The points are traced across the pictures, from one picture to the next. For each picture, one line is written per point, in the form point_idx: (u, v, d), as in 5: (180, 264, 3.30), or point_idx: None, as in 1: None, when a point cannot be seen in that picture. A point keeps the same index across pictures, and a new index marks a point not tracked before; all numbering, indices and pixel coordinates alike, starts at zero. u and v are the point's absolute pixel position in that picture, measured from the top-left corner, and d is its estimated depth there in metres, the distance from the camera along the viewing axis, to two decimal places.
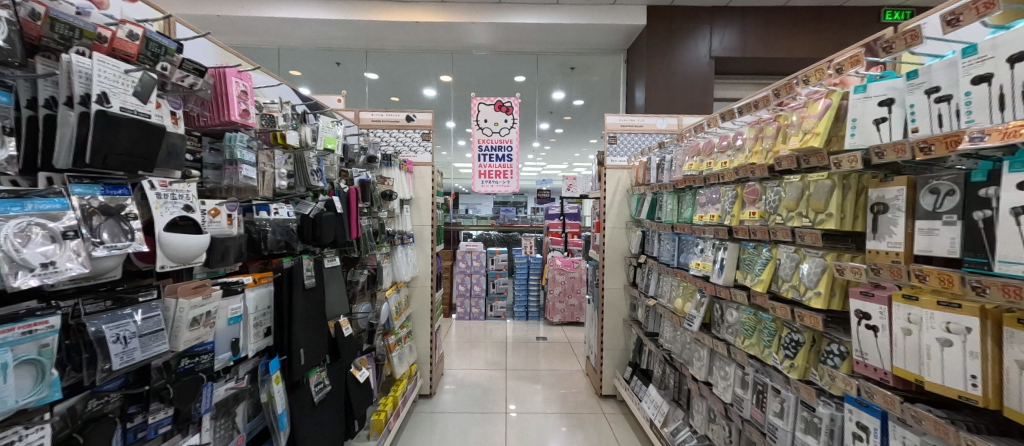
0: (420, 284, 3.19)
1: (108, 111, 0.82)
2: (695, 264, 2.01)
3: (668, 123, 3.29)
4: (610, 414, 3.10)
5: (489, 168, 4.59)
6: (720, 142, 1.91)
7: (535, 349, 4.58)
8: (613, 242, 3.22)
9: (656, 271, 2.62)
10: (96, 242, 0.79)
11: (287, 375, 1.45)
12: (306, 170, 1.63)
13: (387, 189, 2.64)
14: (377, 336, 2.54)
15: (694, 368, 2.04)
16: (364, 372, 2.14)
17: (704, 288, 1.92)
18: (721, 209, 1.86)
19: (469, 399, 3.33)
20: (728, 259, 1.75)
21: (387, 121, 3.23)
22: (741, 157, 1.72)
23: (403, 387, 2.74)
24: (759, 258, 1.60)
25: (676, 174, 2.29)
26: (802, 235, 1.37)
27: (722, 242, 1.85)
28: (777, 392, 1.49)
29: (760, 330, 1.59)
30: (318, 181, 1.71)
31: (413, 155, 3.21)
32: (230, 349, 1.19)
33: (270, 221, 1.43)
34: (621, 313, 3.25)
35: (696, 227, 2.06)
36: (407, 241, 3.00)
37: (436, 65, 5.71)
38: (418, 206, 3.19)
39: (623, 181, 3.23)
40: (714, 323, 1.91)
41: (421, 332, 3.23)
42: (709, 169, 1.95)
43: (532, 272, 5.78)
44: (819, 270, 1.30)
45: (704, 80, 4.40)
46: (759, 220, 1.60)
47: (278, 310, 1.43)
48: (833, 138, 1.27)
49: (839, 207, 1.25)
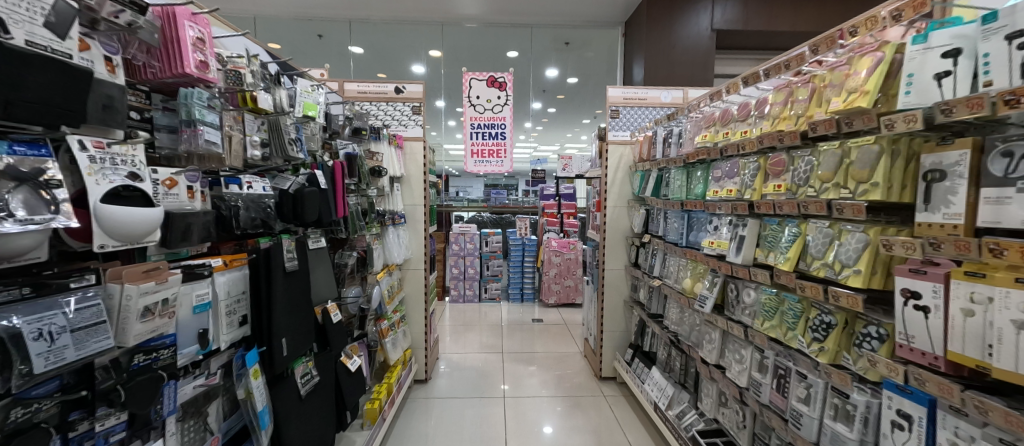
0: (412, 267, 3.05)
1: (8, 43, 0.64)
2: (709, 243, 1.88)
3: (673, 96, 3.11)
4: (610, 396, 3.03)
5: (482, 146, 4.42)
6: (739, 111, 1.75)
7: (532, 331, 4.50)
8: (614, 221, 3.09)
9: (662, 251, 2.49)
10: (4, 215, 0.63)
11: (268, 369, 1.28)
12: (283, 138, 1.45)
13: (376, 164, 2.41)
14: (369, 321, 2.40)
15: (703, 351, 1.95)
16: (356, 361, 1.98)
17: (718, 268, 1.81)
18: (741, 182, 1.70)
19: (465, 383, 3.24)
20: (749, 236, 1.62)
21: (375, 93, 3.00)
22: (767, 126, 1.54)
23: (397, 373, 2.64)
24: (785, 235, 1.46)
25: (687, 148, 2.16)
26: (840, 208, 1.21)
27: (740, 218, 1.71)
28: (802, 377, 1.37)
29: (784, 311, 1.46)
30: (297, 152, 1.53)
31: (403, 130, 3.01)
32: (197, 342, 1.04)
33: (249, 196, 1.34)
34: (623, 295, 3.15)
35: (709, 203, 1.91)
36: (399, 222, 2.83)
37: (425, 37, 5.47)
38: (409, 184, 3.02)
39: (625, 157, 3.08)
40: (728, 304, 1.80)
41: (415, 317, 3.11)
42: (725, 139, 1.80)
43: (526, 253, 5.66)
44: (860, 246, 1.15)
45: (704, 56, 4.22)
46: (785, 193, 1.45)
47: (253, 296, 1.26)
48: (884, 97, 1.12)
49: (886, 175, 1.10)
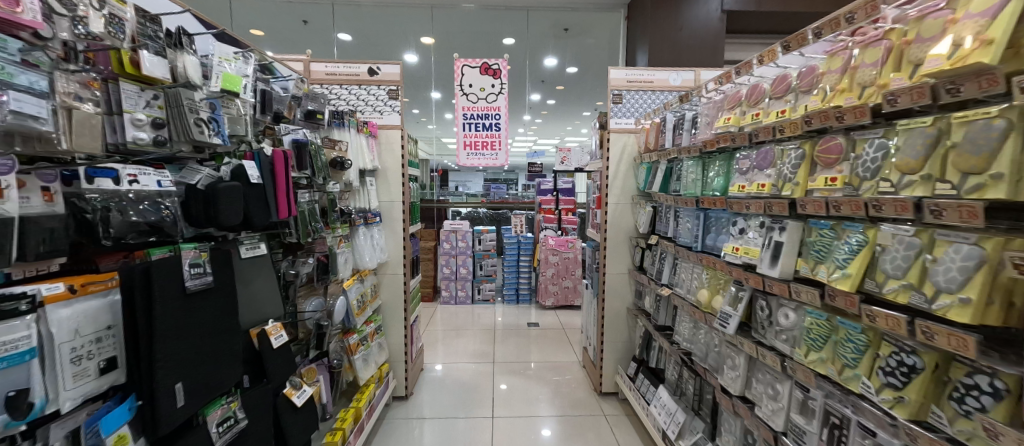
0: (390, 271, 2.72)
1: None
2: (732, 249, 1.54)
3: (683, 79, 2.75)
4: (612, 415, 2.71)
5: (473, 138, 4.07)
6: (774, 86, 1.40)
7: (527, 337, 4.18)
8: (617, 220, 2.75)
9: (672, 255, 2.16)
10: None
11: (149, 429, 0.96)
12: (186, 117, 1.10)
13: (339, 155, 2.03)
14: (333, 338, 2.07)
15: (724, 379, 1.62)
16: (307, 391, 1.63)
17: (745, 280, 1.47)
18: (777, 174, 1.35)
19: (450, 400, 2.92)
20: (788, 243, 1.28)
21: (346, 75, 2.64)
22: (816, 102, 1.19)
23: (369, 393, 2.32)
24: (841, 243, 1.11)
25: (704, 134, 1.82)
26: (935, 211, 0.87)
27: (775, 220, 1.36)
28: (866, 432, 1.04)
29: (839, 342, 1.13)
30: (212, 136, 1.18)
31: (378, 117, 2.66)
32: (7, 412, 0.71)
33: (134, 194, 1.01)
34: (626, 302, 2.83)
35: (733, 200, 1.57)
36: (372, 221, 2.50)
37: (414, 22, 5.13)
38: (385, 178, 2.68)
39: (629, 148, 2.73)
40: (757, 324, 1.46)
41: (394, 327, 2.78)
42: (756, 121, 1.45)
43: (522, 252, 5.33)
44: (971, 264, 0.81)
45: (713, 39, 3.84)
46: (842, 189, 1.11)
47: (128, 333, 0.94)
48: (1012, 50, 0.77)
49: (1015, 164, 0.76)
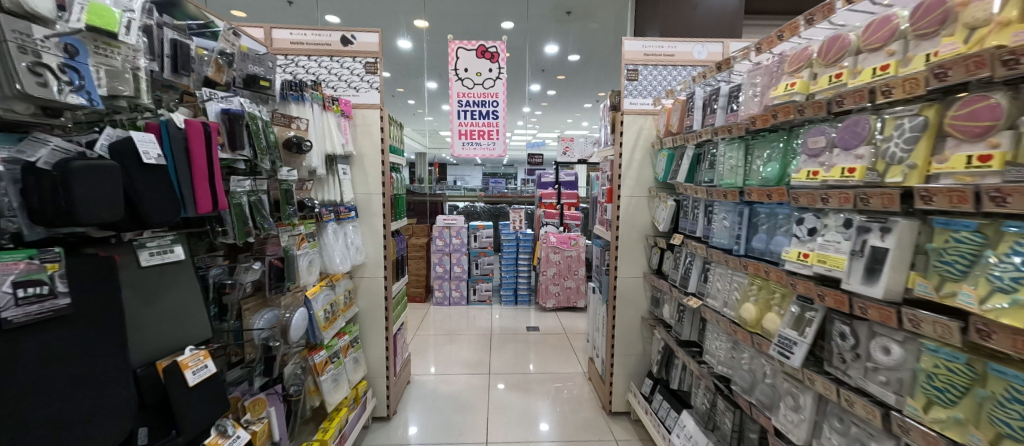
0: (368, 275, 2.36)
1: None
2: (797, 254, 1.18)
3: (708, 52, 2.36)
4: (623, 440, 2.35)
5: (467, 125, 3.68)
6: (867, 34, 1.02)
7: (525, 343, 3.82)
8: (630, 215, 2.38)
9: (701, 257, 1.79)
10: None
11: None
12: (11, 61, 0.73)
13: (296, 135, 1.65)
14: (290, 358, 1.69)
15: (780, 421, 1.25)
16: (241, 437, 1.25)
17: (817, 296, 1.10)
18: (874, 154, 0.98)
19: (438, 419, 2.56)
20: (897, 250, 0.91)
21: (315, 45, 2.25)
22: (953, 45, 0.82)
23: (339, 420, 1.95)
24: (1001, 253, 0.74)
25: (752, 110, 1.45)
26: None
27: (872, 217, 0.99)
28: None
29: (992, 399, 0.76)
30: (68, 95, 0.81)
31: (353, 95, 2.28)
32: None
33: None
34: (639, 310, 2.46)
35: (798, 190, 1.20)
36: (344, 217, 2.12)
37: (406, 4, 4.73)
38: (361, 167, 2.30)
39: (646, 131, 2.34)
40: (836, 356, 1.09)
41: (373, 339, 2.42)
42: (837, 84, 1.08)
43: (521, 250, 4.95)
44: None
45: (731, 19, 3.43)
46: (1003, 173, 0.74)
47: None
48: None
49: None
